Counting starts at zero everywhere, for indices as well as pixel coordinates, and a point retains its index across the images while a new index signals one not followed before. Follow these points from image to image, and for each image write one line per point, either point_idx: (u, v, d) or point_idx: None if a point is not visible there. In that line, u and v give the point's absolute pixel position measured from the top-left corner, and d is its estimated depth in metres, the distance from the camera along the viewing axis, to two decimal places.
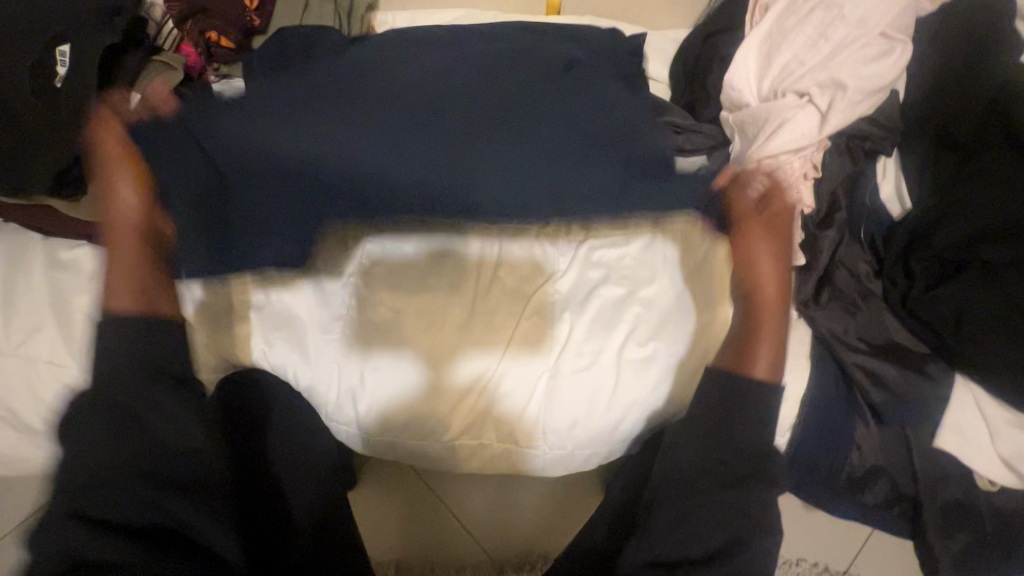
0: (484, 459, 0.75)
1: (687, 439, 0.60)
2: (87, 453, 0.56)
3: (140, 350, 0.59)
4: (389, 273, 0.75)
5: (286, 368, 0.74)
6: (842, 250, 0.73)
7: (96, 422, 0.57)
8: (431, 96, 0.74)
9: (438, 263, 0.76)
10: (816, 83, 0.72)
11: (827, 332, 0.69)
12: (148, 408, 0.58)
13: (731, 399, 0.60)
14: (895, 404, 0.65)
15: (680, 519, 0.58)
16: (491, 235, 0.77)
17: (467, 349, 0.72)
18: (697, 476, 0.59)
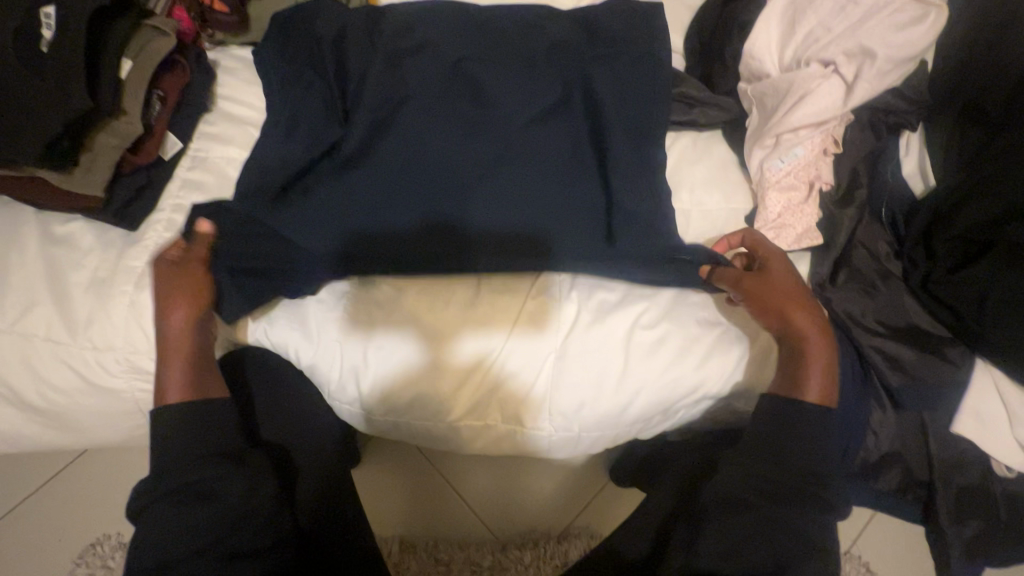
0: (488, 441, 0.74)
1: (745, 466, 0.59)
2: (165, 532, 0.55)
3: (203, 432, 0.61)
4: (383, 247, 0.72)
5: (290, 346, 0.73)
6: (862, 229, 0.71)
7: (173, 504, 0.56)
8: (445, 85, 0.76)
9: (435, 240, 0.72)
10: (842, 52, 0.68)
11: (843, 313, 0.67)
12: (216, 474, 0.58)
13: (783, 422, 0.61)
14: (913, 389, 0.63)
15: (738, 550, 0.55)
16: (492, 206, 0.72)
17: (465, 330, 0.71)
18: (752, 497, 0.57)
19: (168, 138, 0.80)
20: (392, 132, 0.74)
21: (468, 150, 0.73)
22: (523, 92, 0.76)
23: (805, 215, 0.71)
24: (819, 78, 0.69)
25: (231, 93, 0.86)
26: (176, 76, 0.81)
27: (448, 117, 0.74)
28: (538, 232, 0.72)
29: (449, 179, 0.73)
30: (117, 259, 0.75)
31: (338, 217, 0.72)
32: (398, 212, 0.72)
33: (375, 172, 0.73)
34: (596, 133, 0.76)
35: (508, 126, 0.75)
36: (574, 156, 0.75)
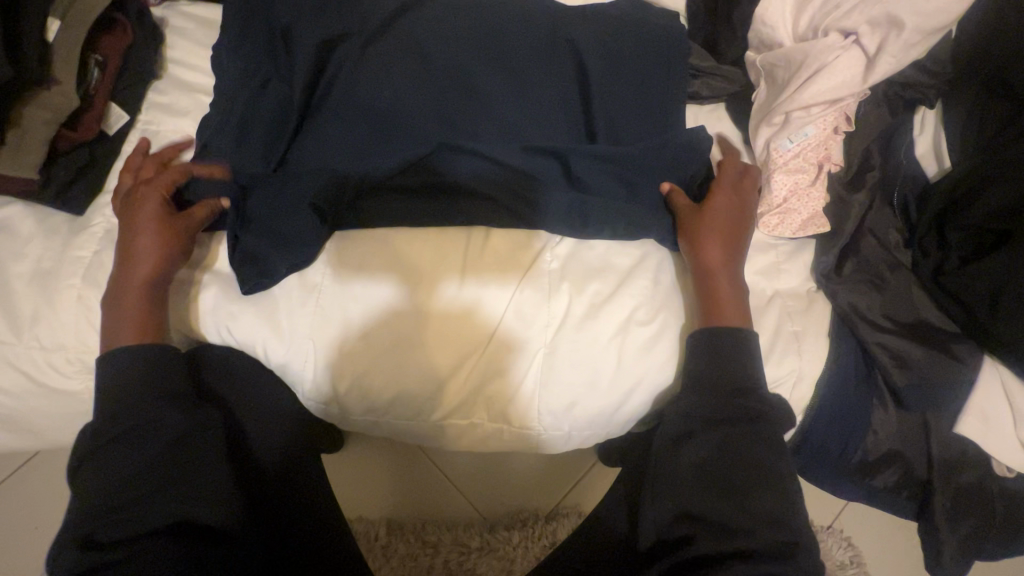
0: (475, 439, 0.70)
1: (686, 404, 0.59)
2: (109, 474, 0.53)
3: (131, 381, 0.58)
4: (352, 180, 0.66)
5: (256, 343, 0.67)
6: (871, 215, 0.67)
7: (111, 451, 0.54)
8: (416, 37, 0.70)
9: (403, 173, 0.68)
10: (866, 21, 0.61)
11: (849, 308, 0.63)
12: (149, 418, 0.56)
13: (712, 351, 0.60)
14: (918, 389, 0.60)
15: (706, 478, 0.56)
16: (464, 145, 0.68)
17: (448, 287, 0.67)
18: (704, 434, 0.57)
19: (113, 111, 0.72)
20: (368, 77, 0.69)
21: (440, 83, 0.70)
22: (497, 44, 0.71)
23: (810, 199, 0.66)
24: (839, 49, 0.62)
25: (180, 56, 0.77)
26: (115, 38, 0.72)
27: (417, 52, 0.70)
28: (530, 168, 0.67)
29: (415, 115, 0.69)
30: (63, 249, 0.68)
31: (317, 163, 0.68)
32: (370, 154, 0.68)
33: (350, 113, 0.69)
34: (580, 95, 0.71)
35: (483, 64, 0.70)
36: (551, 120, 0.70)
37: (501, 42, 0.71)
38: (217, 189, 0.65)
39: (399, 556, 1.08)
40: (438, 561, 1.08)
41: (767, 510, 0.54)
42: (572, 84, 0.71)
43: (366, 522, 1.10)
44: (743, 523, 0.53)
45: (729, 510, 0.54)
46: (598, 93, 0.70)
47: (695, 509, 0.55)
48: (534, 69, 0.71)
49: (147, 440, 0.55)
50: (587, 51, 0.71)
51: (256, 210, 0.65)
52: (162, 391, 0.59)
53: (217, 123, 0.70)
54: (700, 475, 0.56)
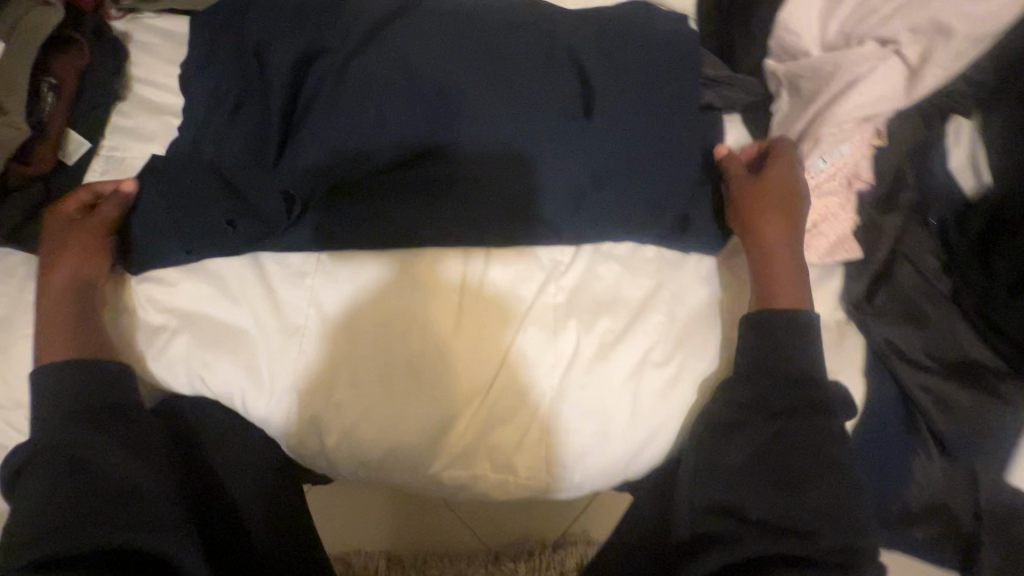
0: (476, 490, 0.64)
1: (740, 395, 0.55)
2: (43, 497, 0.51)
3: (56, 407, 0.55)
4: (351, 204, 0.62)
5: (233, 394, 0.61)
6: (906, 241, 0.61)
7: (38, 480, 0.52)
8: (426, 19, 0.66)
9: (402, 201, 0.62)
10: (903, 28, 0.55)
11: (884, 343, 0.58)
12: (79, 448, 0.53)
13: (767, 336, 0.56)
14: (963, 435, 0.54)
15: (751, 473, 0.54)
16: (474, 145, 0.62)
17: (452, 323, 0.61)
18: (750, 426, 0.54)
19: (72, 137, 0.66)
20: (359, 97, 0.63)
21: (447, 68, 0.64)
22: (502, 57, 0.65)
23: (839, 222, 0.61)
24: (875, 59, 0.57)
25: (146, 75, 0.71)
26: (72, 58, 0.66)
27: (429, 32, 0.65)
28: (536, 181, 0.62)
29: (426, 96, 0.63)
30: (20, 293, 0.62)
31: (326, 150, 0.62)
32: (386, 136, 0.63)
33: (339, 137, 0.62)
34: (585, 111, 0.64)
35: (495, 45, 0.65)
36: (554, 142, 0.62)
37: (513, 27, 0.66)
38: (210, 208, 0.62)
39: None
40: None
41: (813, 502, 0.51)
42: (579, 91, 0.65)
43: (364, 556, 1.05)
44: (799, 519, 0.51)
45: (777, 504, 0.52)
46: (604, 113, 0.63)
47: (736, 503, 0.53)
48: (545, 62, 0.65)
49: (86, 463, 0.53)
50: (590, 59, 0.65)
51: (246, 241, 0.62)
52: (101, 409, 0.55)
53: (194, 153, 0.64)
54: (744, 470, 0.54)
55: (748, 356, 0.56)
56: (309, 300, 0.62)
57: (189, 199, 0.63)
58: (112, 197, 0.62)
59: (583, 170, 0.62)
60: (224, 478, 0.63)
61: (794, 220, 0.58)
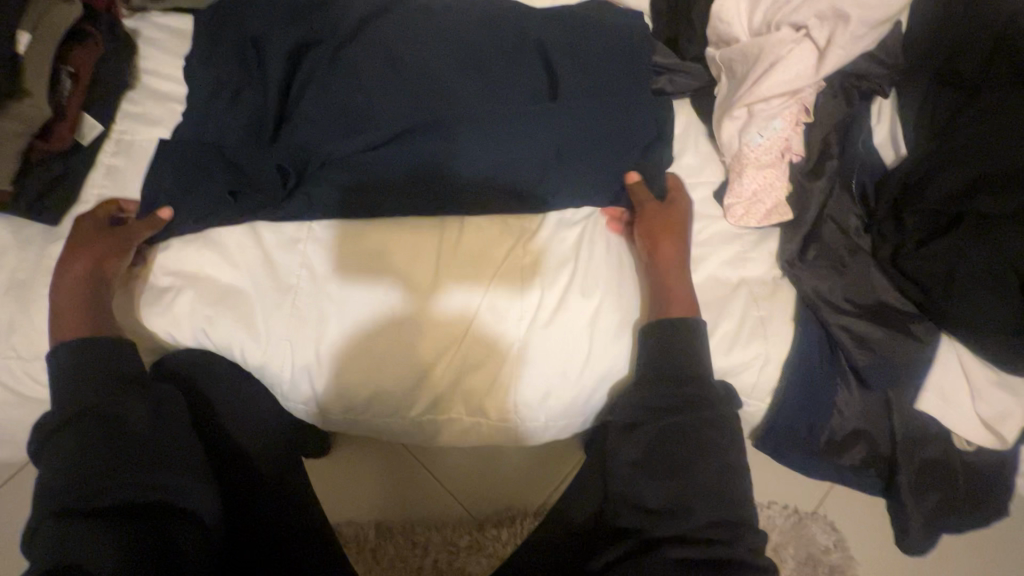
0: (455, 434, 0.71)
1: (636, 393, 0.59)
2: (76, 454, 0.53)
3: (85, 373, 0.58)
4: (354, 182, 0.70)
5: (234, 346, 0.68)
6: (832, 203, 0.69)
7: (71, 437, 0.54)
8: (412, 12, 0.74)
9: (401, 182, 0.70)
10: (815, 14, 0.64)
11: (812, 292, 0.65)
12: (114, 404, 0.56)
13: (661, 340, 0.61)
14: (879, 366, 0.62)
15: (649, 461, 0.56)
16: (452, 120, 0.70)
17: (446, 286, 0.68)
18: (646, 416, 0.58)
19: (87, 121, 0.72)
20: (357, 87, 0.70)
21: (431, 54, 0.72)
22: (486, 52, 0.73)
23: (774, 189, 0.68)
24: (791, 43, 0.65)
25: (153, 67, 0.78)
26: (87, 49, 0.73)
27: (414, 24, 0.73)
28: (506, 151, 0.70)
29: (413, 79, 0.71)
30: (38, 259, 0.69)
31: (321, 127, 0.70)
32: (375, 113, 0.70)
33: (342, 124, 0.70)
34: (550, 92, 0.72)
35: (474, 35, 0.74)
36: (530, 129, 0.70)
37: (488, 18, 0.75)
38: (211, 181, 0.69)
39: (389, 558, 1.09)
40: (427, 562, 1.08)
41: (713, 491, 0.53)
42: (545, 74, 0.73)
43: (355, 525, 1.10)
44: (698, 503, 0.52)
45: (670, 490, 0.54)
46: (567, 95, 0.71)
47: (641, 492, 0.55)
48: (514, 49, 0.73)
49: (115, 420, 0.55)
50: (554, 46, 0.73)
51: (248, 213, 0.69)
52: (121, 379, 0.59)
53: (199, 132, 0.72)
54: (646, 456, 0.56)
55: (653, 357, 0.61)
56: (302, 261, 0.69)
57: (192, 172, 0.70)
58: (146, 219, 0.68)
59: (555, 152, 0.70)
60: (241, 448, 0.66)
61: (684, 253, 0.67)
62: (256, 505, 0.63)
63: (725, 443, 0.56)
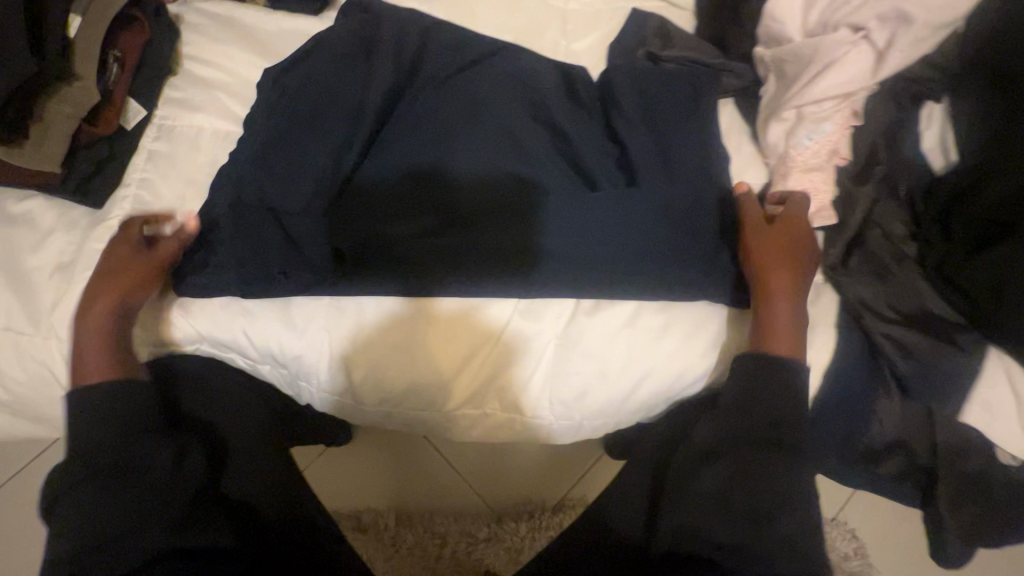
0: (487, 430, 0.71)
1: (716, 429, 0.60)
2: (89, 514, 0.52)
3: (112, 420, 0.56)
4: (359, 214, 0.68)
5: (270, 340, 0.69)
6: (878, 210, 0.68)
7: (81, 497, 0.53)
8: (444, 46, 0.76)
9: (409, 214, 0.68)
10: (875, 16, 0.64)
11: (855, 299, 0.64)
12: (137, 454, 0.56)
13: (750, 378, 0.60)
14: (922, 376, 0.61)
15: (726, 496, 0.57)
16: (480, 144, 0.70)
17: (461, 314, 0.67)
18: (729, 447, 0.58)
19: (131, 105, 0.73)
20: (372, 121, 0.71)
21: (465, 87, 0.73)
22: (505, 86, 0.73)
23: (819, 194, 0.67)
24: (847, 44, 0.65)
25: (195, 52, 0.79)
26: (133, 35, 0.74)
27: (447, 58, 0.75)
28: (531, 178, 0.69)
29: (445, 110, 0.72)
30: (81, 241, 0.70)
31: (350, 155, 0.70)
32: (404, 143, 0.71)
33: (354, 154, 0.70)
34: (580, 116, 0.74)
35: (511, 64, 0.76)
36: (541, 162, 0.70)
37: (521, 55, 0.77)
38: (254, 171, 0.69)
39: (409, 546, 1.10)
40: (447, 552, 1.09)
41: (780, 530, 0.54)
42: (574, 103, 0.75)
43: (376, 513, 1.12)
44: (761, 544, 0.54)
45: (743, 532, 0.55)
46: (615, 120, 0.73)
47: (706, 533, 0.56)
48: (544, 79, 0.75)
49: (136, 471, 0.55)
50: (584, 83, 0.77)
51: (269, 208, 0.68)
52: (143, 425, 0.58)
53: (254, 123, 0.74)
54: (719, 491, 0.57)
55: (737, 385, 0.61)
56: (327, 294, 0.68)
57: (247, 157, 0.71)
58: (175, 237, 0.67)
59: (567, 182, 0.70)
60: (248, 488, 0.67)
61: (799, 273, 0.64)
62: (271, 531, 0.65)
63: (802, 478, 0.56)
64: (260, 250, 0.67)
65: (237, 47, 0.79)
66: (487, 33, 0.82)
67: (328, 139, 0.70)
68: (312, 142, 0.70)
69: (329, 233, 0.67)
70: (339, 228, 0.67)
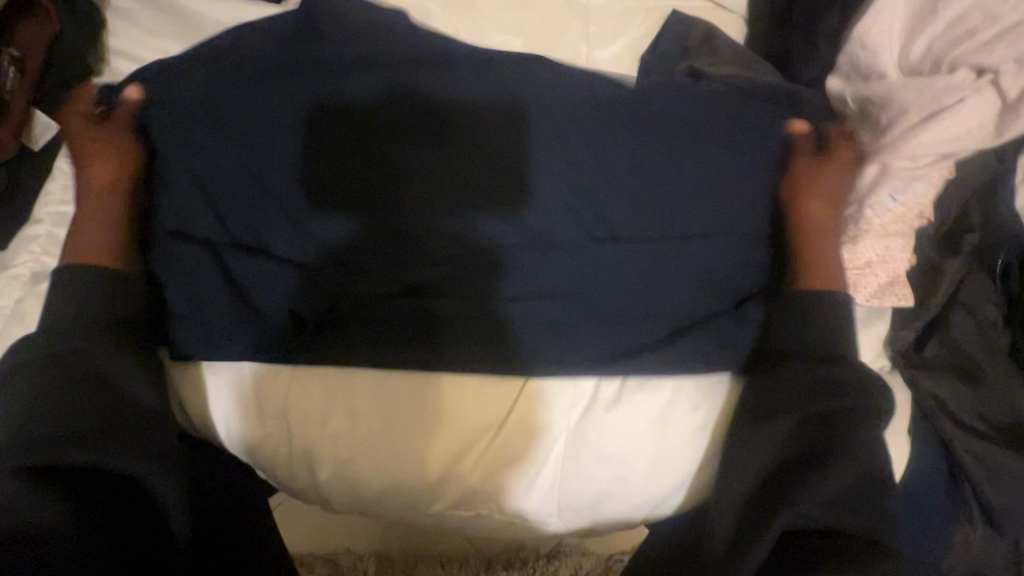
0: (484, 527, 0.59)
1: (760, 386, 0.52)
2: (42, 399, 0.46)
3: (101, 353, 0.49)
4: (332, 279, 0.54)
5: (220, 425, 0.56)
6: (965, 288, 0.56)
7: (41, 380, 0.47)
8: (425, 48, 0.58)
9: (388, 267, 0.54)
10: (1013, 58, 0.51)
11: (931, 398, 0.54)
12: (127, 406, 0.48)
13: (788, 318, 0.54)
14: (1016, 509, 0.50)
15: (783, 463, 0.49)
16: (485, 188, 0.55)
17: (450, 384, 0.55)
18: (793, 402, 0.50)
19: (39, 120, 0.59)
20: (331, 151, 0.54)
21: (455, 101, 0.56)
22: (517, 94, 0.56)
23: (894, 265, 0.55)
24: (967, 89, 0.52)
25: (126, 47, 0.62)
26: (37, 30, 0.59)
27: (432, 63, 0.57)
28: (549, 240, 0.55)
29: (430, 132, 0.55)
30: None
31: (309, 198, 0.54)
32: (374, 177, 0.54)
33: (317, 196, 0.54)
34: (609, 139, 0.56)
35: (518, 70, 0.57)
36: (559, 209, 0.55)
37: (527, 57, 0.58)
38: (201, 214, 0.55)
39: None
40: None
41: (863, 506, 0.48)
42: (607, 119, 0.56)
43: (353, 558, 1.01)
44: (832, 517, 0.47)
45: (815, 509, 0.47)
46: (649, 154, 0.56)
47: (767, 503, 0.48)
48: (562, 92, 0.56)
49: (112, 383, 0.48)
50: (614, 101, 0.57)
51: (212, 258, 0.55)
52: (121, 329, 0.51)
53: (167, 144, 0.55)
54: (786, 461, 0.49)
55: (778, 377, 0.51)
56: (288, 366, 0.55)
57: (175, 195, 0.55)
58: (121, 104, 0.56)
59: (586, 240, 0.55)
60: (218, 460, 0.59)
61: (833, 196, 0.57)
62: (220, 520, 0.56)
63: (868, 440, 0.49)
64: (209, 316, 0.54)
65: (181, 43, 0.63)
66: (494, 35, 0.67)
67: (283, 175, 0.54)
68: (264, 181, 0.54)
69: (298, 306, 0.54)
70: (311, 302, 0.54)
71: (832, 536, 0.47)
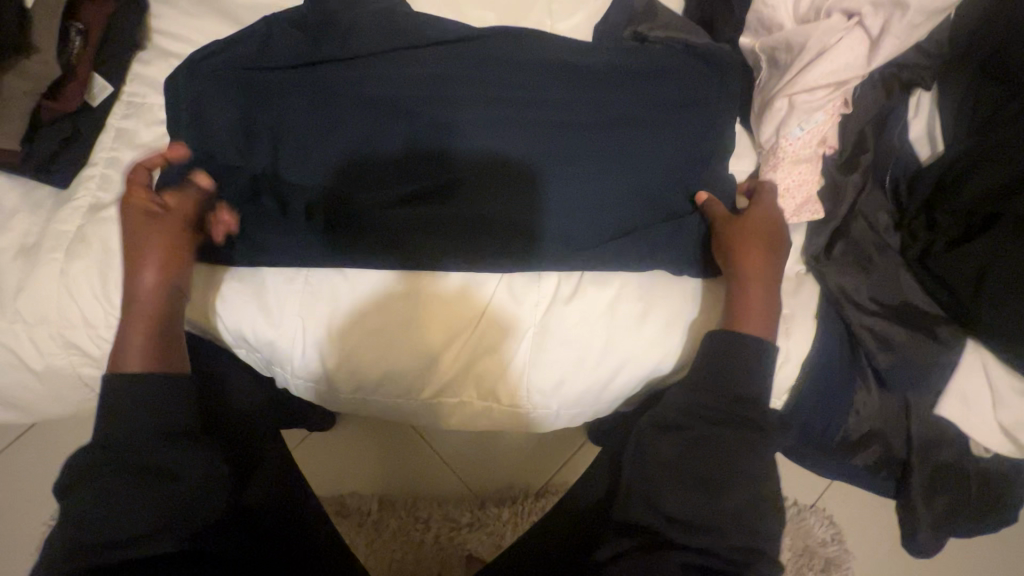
0: (469, 416, 0.70)
1: (686, 398, 0.59)
2: (105, 495, 0.49)
3: (150, 451, 0.52)
4: (339, 203, 0.65)
5: (245, 324, 0.67)
6: (863, 201, 0.67)
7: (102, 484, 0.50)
8: (413, 23, 0.71)
9: (383, 194, 0.66)
10: (869, 2, 0.63)
11: (836, 288, 0.64)
12: (176, 473, 0.52)
13: (726, 356, 0.59)
14: (901, 369, 0.61)
15: (682, 469, 0.56)
16: (461, 130, 0.66)
17: (432, 289, 0.66)
18: (696, 424, 0.57)
19: (96, 81, 0.71)
20: (339, 103, 0.67)
21: (440, 67, 0.69)
22: (489, 55, 0.70)
23: (803, 183, 0.66)
24: (842, 30, 0.64)
25: (164, 25, 0.75)
26: (96, 8, 0.71)
27: (421, 37, 0.70)
28: (513, 166, 0.66)
29: (415, 91, 0.67)
30: (46, 223, 0.67)
31: (317, 138, 0.67)
32: (370, 124, 0.67)
33: (325, 137, 0.66)
34: (563, 90, 0.69)
35: (489, 41, 0.71)
36: (520, 137, 0.66)
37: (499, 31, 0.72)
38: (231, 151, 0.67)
39: (390, 531, 1.10)
40: (429, 536, 1.09)
41: (732, 506, 0.54)
42: (560, 75, 0.69)
43: (358, 498, 1.11)
44: (707, 523, 0.53)
45: (698, 511, 0.54)
46: (598, 101, 0.69)
47: (663, 515, 0.54)
48: (523, 57, 0.70)
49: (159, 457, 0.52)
50: (571, 60, 0.70)
51: (241, 191, 0.67)
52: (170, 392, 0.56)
53: (203, 97, 0.68)
54: (685, 470, 0.55)
55: (700, 373, 0.59)
56: (303, 273, 0.67)
57: (214, 141, 0.67)
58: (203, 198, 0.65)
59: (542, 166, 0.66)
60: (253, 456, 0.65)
61: (773, 263, 0.62)
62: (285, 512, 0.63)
63: (753, 458, 0.55)
64: (235, 232, 0.66)
65: (208, 20, 0.76)
66: (470, 11, 0.80)
67: (298, 121, 0.67)
68: (286, 125, 0.67)
69: (310, 228, 0.65)
70: (318, 222, 0.66)
71: (702, 540, 0.53)
